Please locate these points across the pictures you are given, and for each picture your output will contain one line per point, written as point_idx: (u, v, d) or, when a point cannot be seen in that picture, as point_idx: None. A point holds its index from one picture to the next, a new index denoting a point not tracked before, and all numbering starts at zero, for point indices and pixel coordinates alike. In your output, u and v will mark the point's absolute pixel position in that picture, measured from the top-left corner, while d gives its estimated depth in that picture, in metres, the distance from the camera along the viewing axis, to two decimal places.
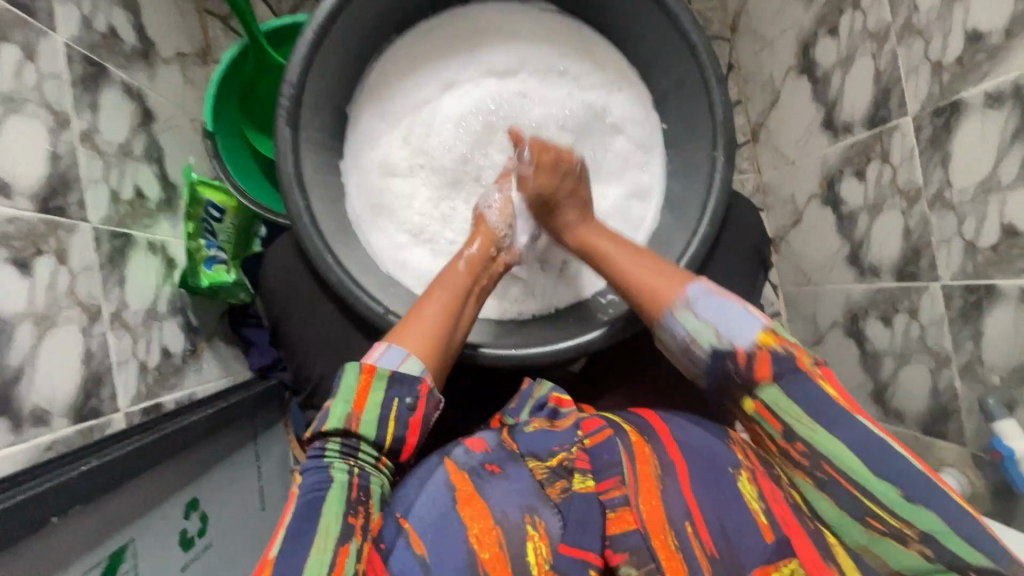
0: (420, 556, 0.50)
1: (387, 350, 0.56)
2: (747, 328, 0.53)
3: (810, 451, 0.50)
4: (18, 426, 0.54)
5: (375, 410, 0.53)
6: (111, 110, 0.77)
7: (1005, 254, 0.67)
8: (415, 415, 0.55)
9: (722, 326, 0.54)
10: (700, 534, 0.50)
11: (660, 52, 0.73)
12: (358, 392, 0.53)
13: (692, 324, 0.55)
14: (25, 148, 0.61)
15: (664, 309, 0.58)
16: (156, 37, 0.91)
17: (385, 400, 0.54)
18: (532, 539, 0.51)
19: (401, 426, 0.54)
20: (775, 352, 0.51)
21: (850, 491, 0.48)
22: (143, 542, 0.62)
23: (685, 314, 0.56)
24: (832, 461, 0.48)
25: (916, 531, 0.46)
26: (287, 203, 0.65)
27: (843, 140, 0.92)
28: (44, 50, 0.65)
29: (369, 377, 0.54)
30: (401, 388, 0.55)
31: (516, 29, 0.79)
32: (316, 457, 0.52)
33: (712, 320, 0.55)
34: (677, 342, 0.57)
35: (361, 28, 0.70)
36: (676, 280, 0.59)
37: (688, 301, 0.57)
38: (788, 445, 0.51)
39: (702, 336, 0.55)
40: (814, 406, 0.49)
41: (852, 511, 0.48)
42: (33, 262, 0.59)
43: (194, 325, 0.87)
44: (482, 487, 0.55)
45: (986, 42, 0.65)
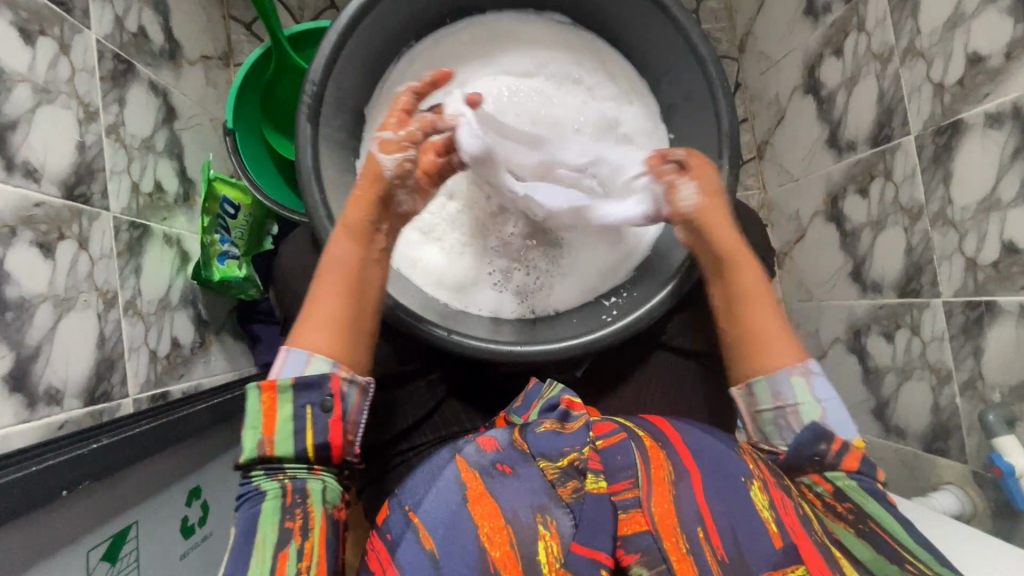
0: (428, 550, 0.51)
1: (287, 360, 0.57)
2: (851, 432, 0.60)
3: (857, 509, 0.54)
4: (32, 402, 0.55)
5: (288, 426, 0.54)
6: (137, 105, 0.79)
7: (1006, 270, 0.68)
8: (333, 415, 0.55)
9: (830, 415, 0.61)
10: (711, 539, 0.49)
11: (670, 63, 0.75)
12: (265, 416, 0.54)
13: (804, 394, 0.61)
14: (56, 137, 0.63)
15: (789, 363, 0.63)
16: (183, 39, 0.95)
17: (296, 410, 0.54)
18: (543, 538, 0.51)
19: (321, 432, 0.54)
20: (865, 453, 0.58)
21: (889, 542, 0.52)
22: (146, 526, 0.63)
23: (799, 380, 0.62)
24: (877, 518, 0.53)
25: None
26: (305, 198, 0.67)
27: (847, 158, 0.94)
28: (77, 45, 0.68)
29: (273, 394, 0.54)
30: (310, 394, 0.55)
31: (533, 38, 0.81)
32: (244, 484, 0.53)
33: (824, 401, 0.61)
34: (779, 401, 0.62)
35: (383, 30, 0.73)
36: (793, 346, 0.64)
37: (808, 372, 0.62)
38: (838, 501, 0.55)
39: (809, 411, 0.61)
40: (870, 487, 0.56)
41: (887, 556, 0.51)
42: (56, 246, 0.61)
43: (204, 318, 0.88)
44: (493, 486, 0.54)
45: (987, 63, 0.67)
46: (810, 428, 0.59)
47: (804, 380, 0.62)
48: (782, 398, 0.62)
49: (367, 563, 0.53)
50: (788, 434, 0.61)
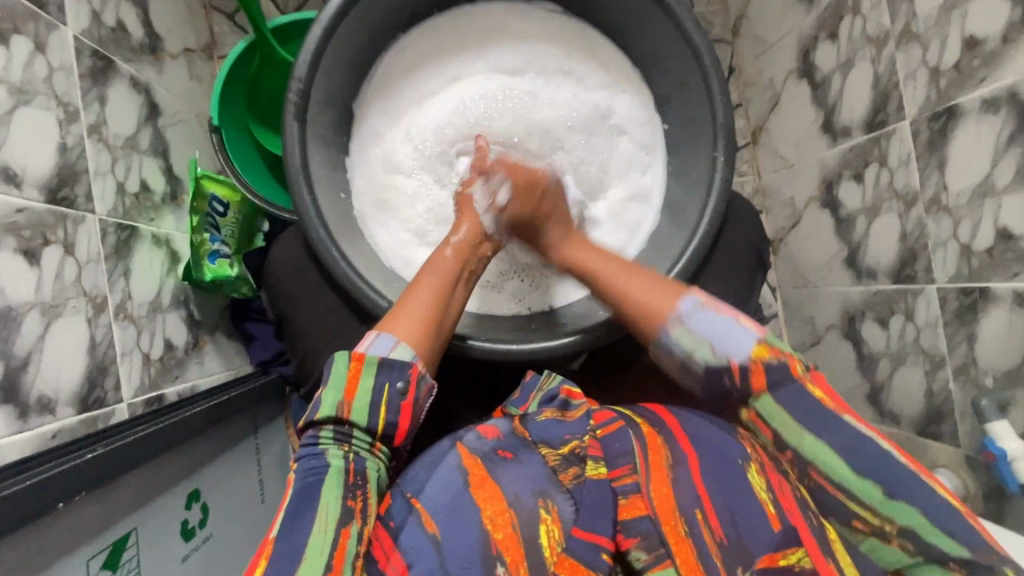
0: (430, 534, 0.50)
1: (377, 338, 0.57)
2: (744, 343, 0.53)
3: (798, 458, 0.51)
4: (24, 412, 0.54)
5: (366, 397, 0.54)
6: (119, 103, 0.77)
7: (1000, 257, 0.68)
8: (407, 399, 0.55)
9: (718, 343, 0.54)
10: (710, 521, 0.50)
11: (664, 52, 0.74)
12: (348, 381, 0.54)
13: (685, 338, 0.56)
14: (36, 140, 0.61)
15: (660, 325, 0.58)
16: (164, 32, 0.92)
17: (376, 385, 0.54)
18: (545, 522, 0.51)
19: (393, 412, 0.55)
20: (768, 362, 0.52)
21: (836, 497, 0.49)
22: (145, 532, 0.63)
23: (678, 328, 0.57)
24: (819, 466, 0.50)
25: (895, 526, 0.47)
26: (293, 197, 0.66)
27: (842, 143, 0.93)
28: (54, 43, 0.66)
29: (359, 365, 0.55)
30: (391, 373, 0.55)
31: (521, 29, 0.80)
32: (311, 439, 0.53)
33: (707, 335, 0.55)
34: (674, 358, 0.58)
35: (370, 23, 0.71)
36: (671, 295, 0.60)
37: (682, 316, 0.57)
38: (779, 450, 0.52)
39: (701, 353, 0.55)
40: (805, 413, 0.50)
41: (839, 515, 0.50)
42: (41, 252, 0.60)
43: (196, 318, 0.87)
44: (494, 471, 0.55)
45: (983, 48, 0.66)
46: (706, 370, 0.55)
47: (680, 325, 0.57)
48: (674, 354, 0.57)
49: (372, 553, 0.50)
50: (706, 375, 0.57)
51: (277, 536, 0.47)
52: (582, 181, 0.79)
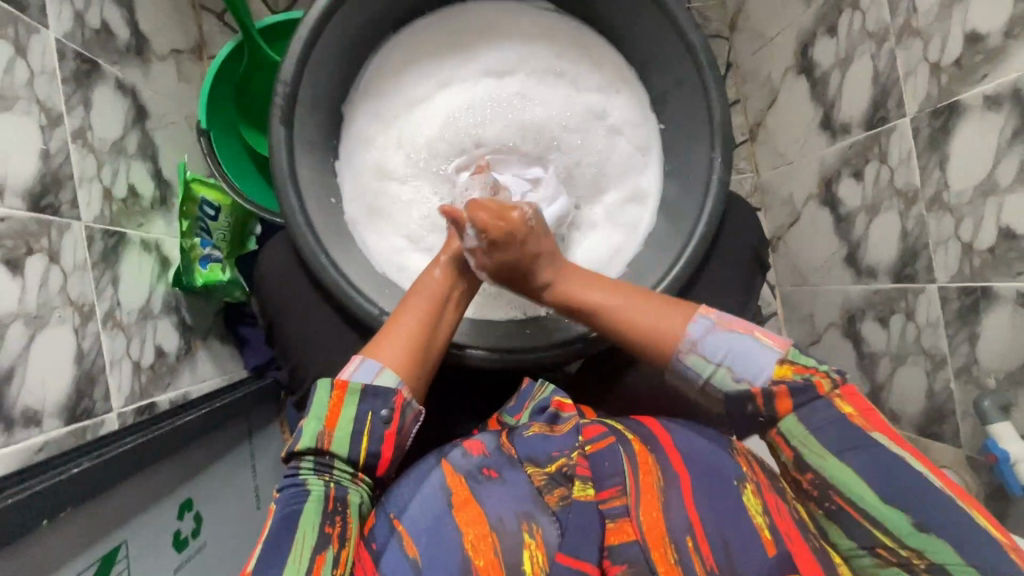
0: (410, 560, 0.49)
1: (360, 363, 0.56)
2: (760, 369, 0.52)
3: (819, 480, 0.50)
4: (9, 426, 0.53)
5: (348, 427, 0.53)
6: (104, 106, 0.76)
7: (1003, 256, 0.67)
8: (390, 428, 0.54)
9: (737, 364, 0.53)
10: (701, 548, 0.49)
11: (659, 53, 0.73)
12: (330, 412, 0.53)
13: (706, 367, 0.54)
14: (18, 147, 0.60)
15: (672, 354, 0.55)
16: (151, 33, 0.91)
17: (358, 415, 0.53)
18: (529, 547, 0.50)
19: (376, 441, 0.54)
20: (791, 382, 0.51)
21: (861, 523, 0.48)
22: (135, 543, 0.62)
23: (694, 356, 0.55)
24: (843, 491, 0.49)
25: (924, 560, 0.46)
26: (282, 203, 0.65)
27: (841, 141, 0.92)
28: (35, 47, 0.65)
29: (342, 394, 0.54)
30: (375, 400, 0.54)
31: (513, 29, 0.78)
32: (291, 471, 0.52)
33: (724, 358, 0.53)
34: (693, 385, 0.56)
35: (358, 24, 0.70)
36: (678, 318, 0.56)
37: (694, 342, 0.55)
38: (800, 473, 0.51)
39: (721, 379, 0.54)
40: (827, 431, 0.50)
41: (861, 543, 0.49)
42: (24, 261, 0.58)
43: (188, 324, 0.86)
44: (478, 491, 0.54)
45: (986, 43, 0.65)
46: (728, 397, 0.53)
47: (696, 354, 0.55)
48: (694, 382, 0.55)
49: None
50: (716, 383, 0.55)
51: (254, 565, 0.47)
52: (578, 184, 0.78)
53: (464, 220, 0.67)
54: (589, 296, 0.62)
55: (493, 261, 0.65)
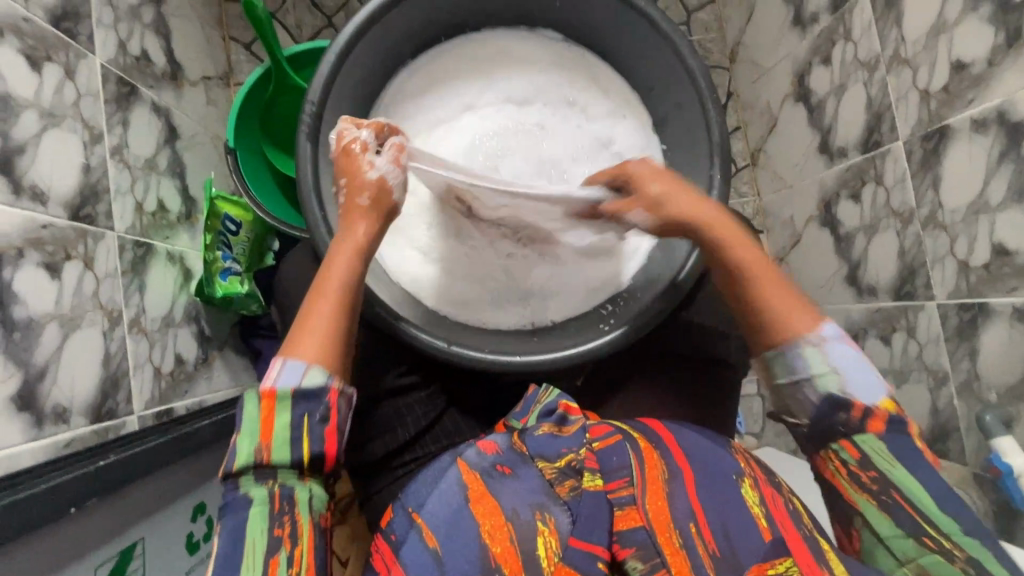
0: (432, 549, 0.51)
1: (282, 367, 0.52)
2: (875, 387, 0.54)
3: (881, 478, 0.52)
4: (40, 421, 0.56)
5: (283, 434, 0.50)
6: (140, 126, 0.81)
7: (997, 272, 0.69)
8: (329, 426, 0.52)
9: (850, 379, 0.55)
10: (703, 534, 0.50)
11: (661, 79, 0.77)
12: (262, 422, 0.50)
13: (819, 365, 0.55)
14: (62, 160, 0.64)
15: (797, 339, 0.56)
16: (185, 60, 0.97)
17: (293, 419, 0.51)
18: (542, 533, 0.52)
19: (317, 441, 0.51)
20: (891, 412, 0.53)
21: (912, 515, 0.50)
22: (152, 542, 0.64)
23: (813, 351, 0.56)
24: (903, 489, 0.51)
25: (965, 553, 0.48)
26: (305, 215, 0.68)
27: (839, 164, 0.95)
28: (83, 70, 0.70)
29: (270, 401, 0.51)
30: (308, 404, 0.52)
31: (529, 58, 0.83)
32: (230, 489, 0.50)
33: (842, 368, 0.55)
34: (793, 375, 0.56)
35: (382, 48, 0.76)
36: (804, 321, 0.57)
37: (822, 340, 0.56)
38: (862, 470, 0.52)
39: (829, 383, 0.55)
40: (902, 447, 0.52)
41: (907, 530, 0.50)
42: (62, 266, 0.62)
43: (206, 334, 0.89)
44: (494, 487, 0.55)
45: (970, 70, 0.69)
46: (825, 399, 0.55)
47: (818, 349, 0.56)
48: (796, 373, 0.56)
49: (374, 565, 0.53)
50: (806, 404, 0.56)
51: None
52: None
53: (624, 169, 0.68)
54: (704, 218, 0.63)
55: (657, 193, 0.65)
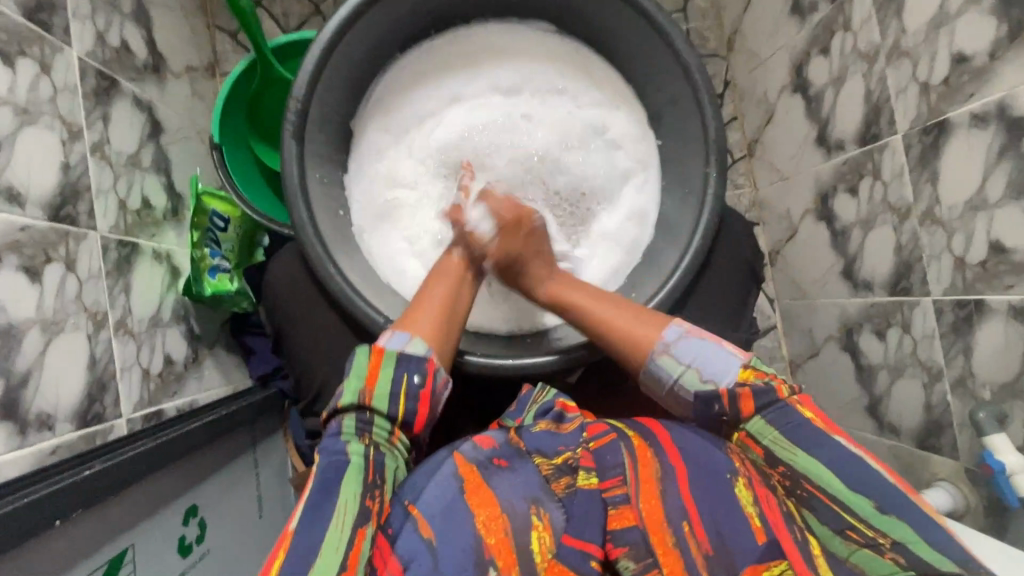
0: (427, 540, 0.49)
1: (392, 334, 0.61)
2: (730, 366, 0.58)
3: (790, 471, 0.53)
4: (23, 429, 0.55)
5: (386, 386, 0.57)
6: (121, 121, 0.79)
7: (994, 269, 0.69)
8: (424, 390, 0.58)
9: (705, 368, 0.58)
10: (696, 534, 0.51)
11: (656, 72, 0.75)
12: (369, 371, 0.57)
13: (676, 368, 0.60)
14: (39, 159, 0.62)
15: (646, 354, 0.62)
16: (167, 51, 0.94)
17: (394, 377, 0.57)
18: (536, 529, 0.52)
19: (412, 400, 0.57)
20: (753, 384, 0.56)
21: (831, 508, 0.50)
22: (142, 547, 0.63)
23: (666, 357, 0.61)
24: (814, 480, 0.51)
25: (889, 539, 0.47)
26: (292, 214, 0.67)
27: (836, 157, 0.94)
28: (59, 64, 0.68)
29: (379, 359, 0.58)
30: (409, 365, 0.58)
31: (518, 47, 0.81)
32: (337, 427, 0.55)
33: (692, 362, 0.59)
34: (664, 386, 0.61)
35: (369, 42, 0.73)
36: (653, 325, 0.63)
37: (667, 345, 0.61)
38: (772, 467, 0.54)
39: (690, 380, 0.59)
40: (788, 427, 0.53)
41: (831, 526, 0.50)
42: (42, 269, 0.60)
43: (196, 333, 0.88)
44: (489, 478, 0.55)
45: (971, 64, 0.67)
46: (695, 395, 0.59)
47: (668, 355, 0.61)
48: (662, 381, 0.61)
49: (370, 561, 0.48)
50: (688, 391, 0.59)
51: (297, 527, 0.48)
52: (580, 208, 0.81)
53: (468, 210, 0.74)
54: (577, 296, 0.69)
55: (501, 247, 0.72)
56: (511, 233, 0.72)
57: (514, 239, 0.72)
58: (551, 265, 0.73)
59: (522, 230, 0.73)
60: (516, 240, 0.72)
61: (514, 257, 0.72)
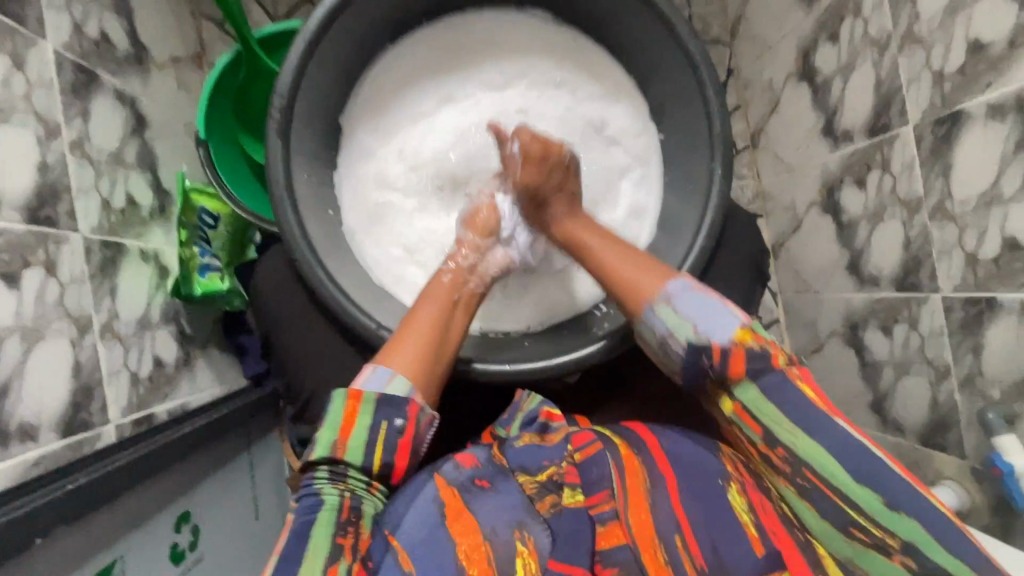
0: (407, 573, 0.49)
1: (373, 372, 0.57)
2: (727, 324, 0.54)
3: (791, 456, 0.51)
4: (5, 441, 0.53)
5: (362, 435, 0.54)
6: (103, 117, 0.76)
7: (1007, 266, 0.67)
8: (404, 437, 0.55)
9: (702, 323, 0.55)
10: (689, 547, 0.50)
11: (658, 63, 0.72)
12: (344, 421, 0.54)
13: (671, 317, 0.57)
14: (14, 160, 0.60)
15: (645, 302, 0.60)
16: (151, 42, 0.91)
17: (373, 424, 0.54)
18: (522, 555, 0.51)
19: (390, 451, 0.55)
20: (749, 347, 0.53)
21: (834, 501, 0.49)
22: (132, 557, 0.62)
23: (665, 307, 0.58)
24: (814, 468, 0.50)
25: (897, 539, 0.47)
26: (279, 214, 0.65)
27: (843, 148, 0.91)
28: (33, 59, 0.65)
29: (356, 404, 0.54)
30: (390, 410, 0.55)
31: (513, 40, 0.78)
32: (309, 479, 0.53)
33: (691, 317, 0.56)
34: (655, 335, 0.59)
35: (356, 34, 0.70)
36: (658, 275, 0.61)
37: (669, 296, 0.59)
38: (770, 448, 0.52)
39: (680, 329, 0.57)
40: (791, 407, 0.51)
41: (836, 523, 0.49)
42: (20, 274, 0.58)
43: (187, 333, 0.86)
44: (471, 501, 0.55)
45: (989, 52, 0.64)
46: (687, 348, 0.56)
47: (666, 305, 0.58)
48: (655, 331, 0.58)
49: None
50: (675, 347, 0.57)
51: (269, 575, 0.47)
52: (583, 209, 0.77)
53: (511, 139, 0.72)
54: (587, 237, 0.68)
55: (522, 176, 0.71)
56: (558, 172, 0.71)
57: (535, 171, 0.71)
58: (574, 208, 0.71)
59: (546, 168, 0.71)
60: (552, 189, 0.71)
61: (531, 191, 0.71)
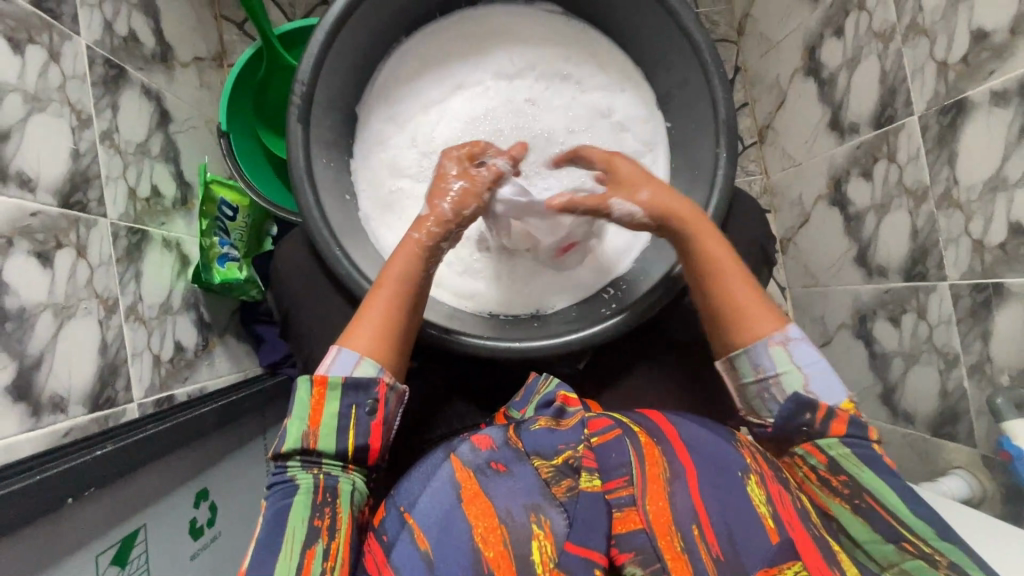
0: (422, 552, 0.50)
1: (339, 357, 0.59)
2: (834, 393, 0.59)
3: (852, 483, 0.54)
4: (37, 411, 0.56)
5: (332, 421, 0.56)
6: (130, 109, 0.79)
7: (1014, 251, 0.67)
8: (375, 419, 0.58)
9: (814, 380, 0.59)
10: (707, 537, 0.50)
11: (666, 51, 0.74)
12: (313, 408, 0.56)
13: (785, 363, 0.60)
14: (50, 147, 0.63)
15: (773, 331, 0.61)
16: (176, 41, 0.94)
17: (342, 409, 0.57)
18: (538, 537, 0.50)
19: (363, 433, 0.57)
20: (852, 415, 0.57)
21: (889, 521, 0.52)
22: (153, 529, 0.64)
23: (781, 349, 0.60)
24: (873, 492, 0.53)
25: (946, 557, 0.49)
26: (297, 197, 0.67)
27: (850, 140, 0.92)
28: (67, 52, 0.68)
29: (323, 389, 0.57)
30: (358, 395, 0.58)
31: (524, 33, 0.81)
32: (280, 470, 0.55)
33: (803, 367, 0.60)
34: (757, 371, 0.61)
35: (371, 24, 0.72)
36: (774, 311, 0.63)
37: (788, 339, 0.60)
38: (833, 475, 0.54)
39: (791, 380, 0.59)
40: (864, 450, 0.54)
41: (887, 536, 0.52)
42: (54, 254, 0.61)
43: (206, 321, 0.89)
44: (487, 485, 0.55)
45: (992, 40, 0.65)
46: (791, 398, 0.58)
47: (781, 347, 0.60)
48: (760, 368, 0.60)
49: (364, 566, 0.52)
50: (772, 404, 0.60)
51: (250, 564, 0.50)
52: None
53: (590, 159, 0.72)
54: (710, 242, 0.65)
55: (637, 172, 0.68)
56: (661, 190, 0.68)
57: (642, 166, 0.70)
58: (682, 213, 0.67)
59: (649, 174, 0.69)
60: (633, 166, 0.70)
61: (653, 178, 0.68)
